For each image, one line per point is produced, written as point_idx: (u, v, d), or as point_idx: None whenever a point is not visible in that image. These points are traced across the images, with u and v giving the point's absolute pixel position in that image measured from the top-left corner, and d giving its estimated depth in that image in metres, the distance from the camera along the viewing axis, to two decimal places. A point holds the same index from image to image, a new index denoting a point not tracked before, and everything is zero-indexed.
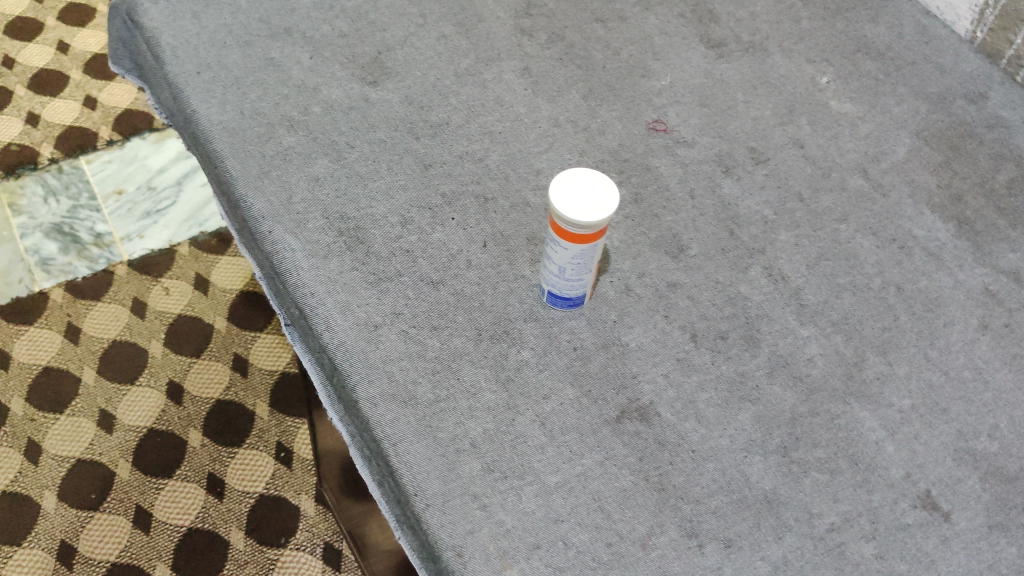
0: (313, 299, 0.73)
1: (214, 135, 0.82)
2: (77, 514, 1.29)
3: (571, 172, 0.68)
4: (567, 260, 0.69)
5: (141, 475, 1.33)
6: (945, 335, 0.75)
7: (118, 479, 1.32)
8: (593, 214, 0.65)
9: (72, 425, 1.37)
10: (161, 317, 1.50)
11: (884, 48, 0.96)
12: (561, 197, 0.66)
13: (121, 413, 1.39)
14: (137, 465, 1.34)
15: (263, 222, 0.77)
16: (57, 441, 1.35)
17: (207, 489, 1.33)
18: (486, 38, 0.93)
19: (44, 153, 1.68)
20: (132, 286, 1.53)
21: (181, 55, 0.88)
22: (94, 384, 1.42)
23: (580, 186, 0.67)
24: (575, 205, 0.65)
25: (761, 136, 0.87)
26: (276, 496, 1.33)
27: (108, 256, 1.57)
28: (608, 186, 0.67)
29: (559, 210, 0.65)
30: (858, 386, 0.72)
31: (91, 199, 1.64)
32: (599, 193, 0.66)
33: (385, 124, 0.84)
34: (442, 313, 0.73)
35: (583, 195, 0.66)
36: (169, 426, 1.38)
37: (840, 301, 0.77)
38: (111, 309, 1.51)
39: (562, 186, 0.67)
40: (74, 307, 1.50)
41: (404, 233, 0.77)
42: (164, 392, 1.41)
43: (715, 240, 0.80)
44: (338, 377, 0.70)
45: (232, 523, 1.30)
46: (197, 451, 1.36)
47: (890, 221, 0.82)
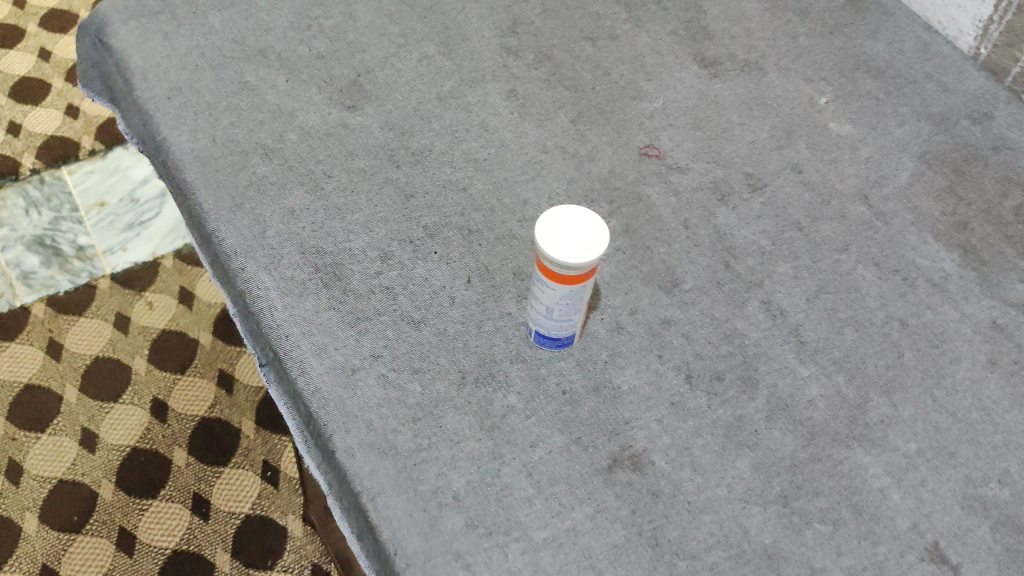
0: (287, 340, 0.69)
1: (185, 165, 0.78)
2: (59, 539, 1.20)
3: (559, 209, 0.64)
4: (553, 301, 0.65)
5: (124, 496, 1.25)
6: (951, 373, 0.72)
7: (101, 501, 1.24)
8: (582, 254, 0.61)
9: (53, 444, 1.29)
10: (145, 333, 1.41)
11: (885, 66, 0.92)
12: (549, 236, 0.62)
13: (104, 432, 1.30)
14: (120, 486, 1.25)
15: (235, 258, 0.73)
16: (37, 461, 1.27)
17: (192, 510, 1.24)
18: (471, 59, 0.89)
19: (25, 163, 1.60)
20: (116, 300, 1.45)
21: (151, 79, 0.83)
22: (76, 400, 1.33)
23: (569, 224, 0.63)
24: (563, 244, 0.62)
25: (757, 161, 0.84)
26: (262, 518, 1.24)
27: (90, 269, 1.49)
28: (597, 223, 0.63)
29: (546, 249, 0.62)
30: (861, 430, 0.68)
31: (73, 211, 1.56)
32: (589, 231, 0.63)
33: (365, 152, 0.81)
34: (424, 355, 0.69)
35: (572, 233, 0.62)
36: (153, 445, 1.30)
37: (841, 337, 0.73)
38: (94, 323, 1.43)
39: (550, 224, 0.63)
40: (56, 322, 1.42)
41: (384, 268, 0.74)
42: (149, 409, 1.33)
43: (710, 273, 0.76)
44: (314, 426, 0.66)
45: (218, 545, 1.21)
46: (181, 471, 1.28)
47: (892, 250, 0.79)
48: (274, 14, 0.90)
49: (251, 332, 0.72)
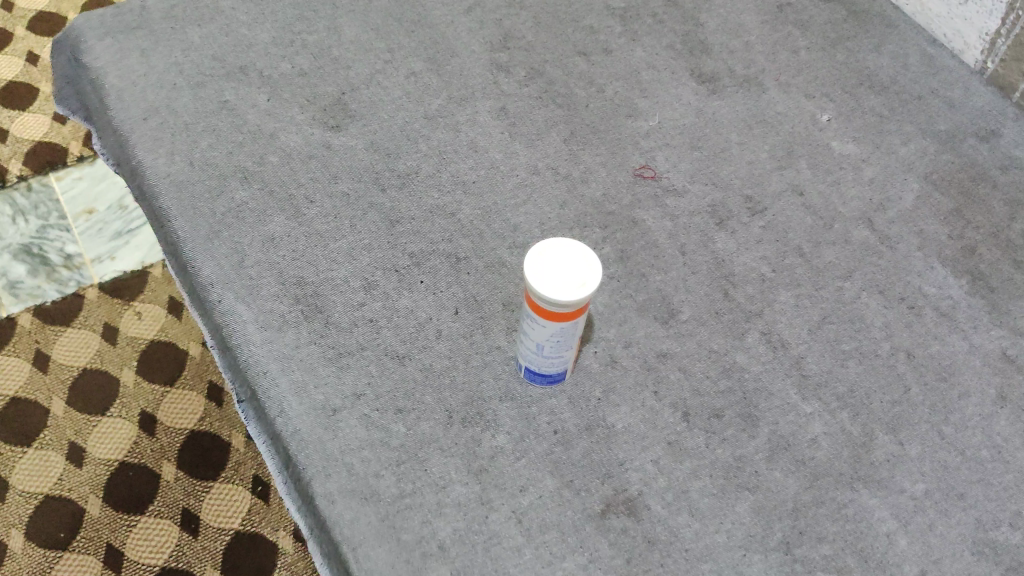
0: (265, 378, 0.66)
1: (161, 191, 0.75)
2: (45, 555, 1.05)
3: (549, 242, 0.61)
4: (543, 339, 0.62)
5: (113, 511, 1.09)
6: (960, 409, 0.69)
7: (87, 516, 1.09)
8: (573, 292, 0.58)
9: (36, 459, 1.13)
10: (132, 343, 1.24)
11: (889, 81, 0.89)
12: (538, 272, 0.59)
13: (91, 445, 1.14)
14: (109, 501, 1.10)
15: (212, 289, 0.70)
16: (23, 476, 1.11)
17: (181, 526, 1.09)
18: (460, 75, 0.86)
19: (12, 170, 1.41)
20: (102, 308, 1.27)
21: (127, 99, 0.80)
22: (63, 413, 1.17)
23: (559, 259, 0.60)
24: (553, 281, 0.58)
25: (757, 183, 0.81)
26: (252, 535, 1.09)
27: (78, 277, 1.31)
28: (591, 258, 0.60)
29: (535, 287, 0.59)
30: (866, 470, 0.65)
31: (59, 216, 1.37)
32: (581, 266, 0.60)
33: (348, 175, 0.77)
34: (408, 393, 0.66)
35: (563, 269, 0.59)
36: (141, 460, 1.13)
37: (845, 370, 0.70)
38: (81, 334, 1.25)
39: (540, 258, 0.60)
40: (43, 332, 1.24)
41: (367, 299, 0.70)
42: (136, 422, 1.16)
43: (708, 302, 0.73)
44: (293, 470, 0.63)
45: (208, 562, 1.07)
46: (169, 486, 1.12)
47: (898, 277, 0.76)
48: (255, 28, 0.87)
49: (229, 368, 0.69)
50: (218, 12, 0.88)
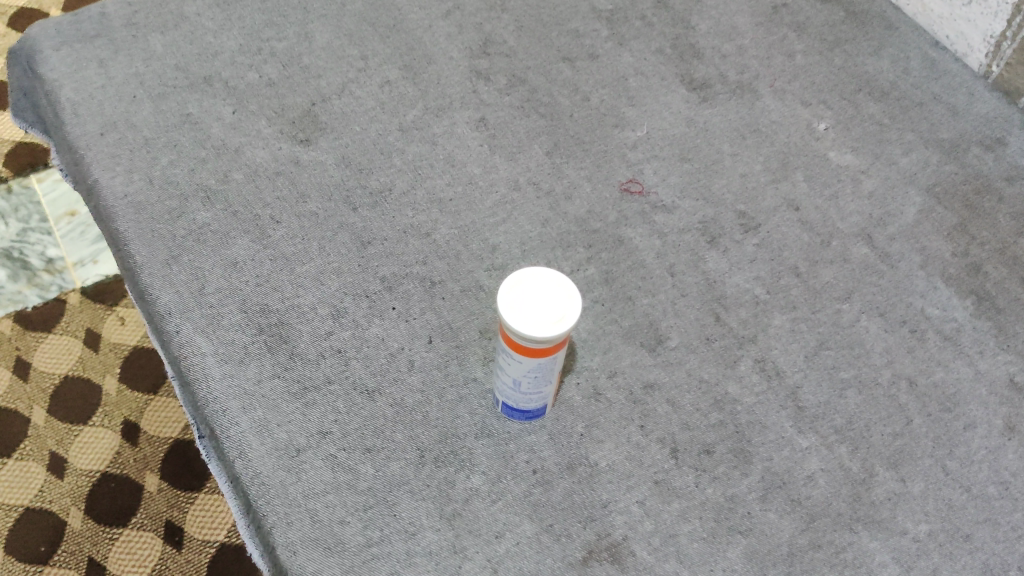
0: (224, 417, 0.62)
1: (117, 212, 0.70)
2: (25, 570, 0.98)
3: (524, 273, 0.57)
4: (520, 374, 0.58)
5: (95, 524, 1.02)
6: (966, 442, 0.65)
7: (69, 529, 1.01)
8: (550, 326, 0.54)
9: (15, 470, 1.05)
10: (117, 350, 1.15)
11: (889, 86, 0.85)
12: (512, 305, 0.55)
13: (72, 455, 1.06)
14: (91, 513, 1.02)
15: (170, 319, 0.66)
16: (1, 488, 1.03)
17: (163, 539, 1.01)
18: (437, 83, 0.81)
19: None
20: (85, 315, 1.18)
21: (83, 112, 0.75)
22: (43, 423, 1.09)
23: (535, 291, 0.56)
24: (528, 315, 0.54)
25: (751, 198, 0.76)
26: (240, 547, 1.02)
27: (60, 283, 1.21)
28: (569, 288, 0.56)
29: (509, 322, 0.54)
30: (866, 510, 0.61)
31: (41, 217, 1.27)
32: (559, 298, 0.55)
33: (317, 193, 0.73)
34: (377, 431, 0.62)
35: (539, 302, 0.55)
36: (124, 470, 1.06)
37: (843, 401, 0.66)
38: (62, 340, 1.16)
39: (514, 291, 0.56)
40: (22, 338, 1.15)
41: (336, 328, 0.66)
42: (119, 431, 1.08)
43: (699, 327, 0.69)
44: (253, 516, 0.59)
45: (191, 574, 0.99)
46: (152, 498, 1.04)
47: (899, 298, 0.71)
48: (221, 35, 0.82)
49: (189, 403, 0.65)
50: (182, 18, 0.83)
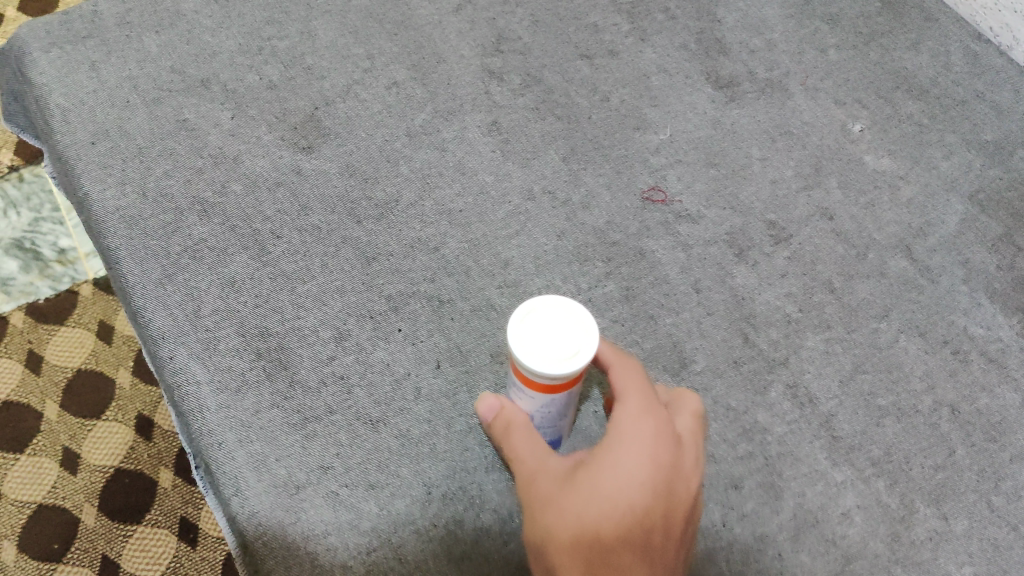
0: (220, 451, 0.58)
1: (109, 228, 0.67)
2: (39, 568, 0.93)
3: (536, 301, 0.52)
4: (533, 408, 0.55)
5: (110, 521, 0.97)
6: (1012, 475, 0.60)
7: (82, 526, 0.97)
8: (563, 363, 0.50)
9: (27, 464, 0.99)
10: (131, 342, 1.11)
11: (929, 84, 0.80)
12: (522, 337, 0.51)
13: (85, 451, 1.02)
14: (106, 509, 0.98)
15: (163, 344, 0.62)
16: (16, 484, 0.98)
17: (178, 536, 0.98)
18: (447, 84, 0.77)
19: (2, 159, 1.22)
20: (98, 306, 1.13)
21: (73, 120, 0.72)
22: (56, 417, 1.03)
23: (547, 322, 0.51)
24: (538, 350, 0.50)
25: (780, 206, 0.72)
26: None
27: (73, 273, 1.15)
28: (585, 319, 0.52)
29: (518, 356, 0.50)
30: (905, 552, 0.57)
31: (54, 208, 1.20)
32: (573, 331, 0.51)
33: (320, 205, 0.69)
34: (382, 465, 0.58)
35: (551, 334, 0.51)
36: (137, 466, 1.02)
37: (881, 430, 0.61)
38: (74, 333, 1.10)
39: (525, 322, 0.52)
40: (35, 331, 1.09)
41: (338, 352, 0.62)
42: (134, 426, 1.04)
43: (726, 349, 0.64)
44: (250, 558, 0.55)
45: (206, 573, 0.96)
46: (167, 494, 1.01)
47: (940, 316, 0.67)
48: (220, 34, 0.78)
49: (184, 432, 0.62)
50: (179, 16, 0.79)
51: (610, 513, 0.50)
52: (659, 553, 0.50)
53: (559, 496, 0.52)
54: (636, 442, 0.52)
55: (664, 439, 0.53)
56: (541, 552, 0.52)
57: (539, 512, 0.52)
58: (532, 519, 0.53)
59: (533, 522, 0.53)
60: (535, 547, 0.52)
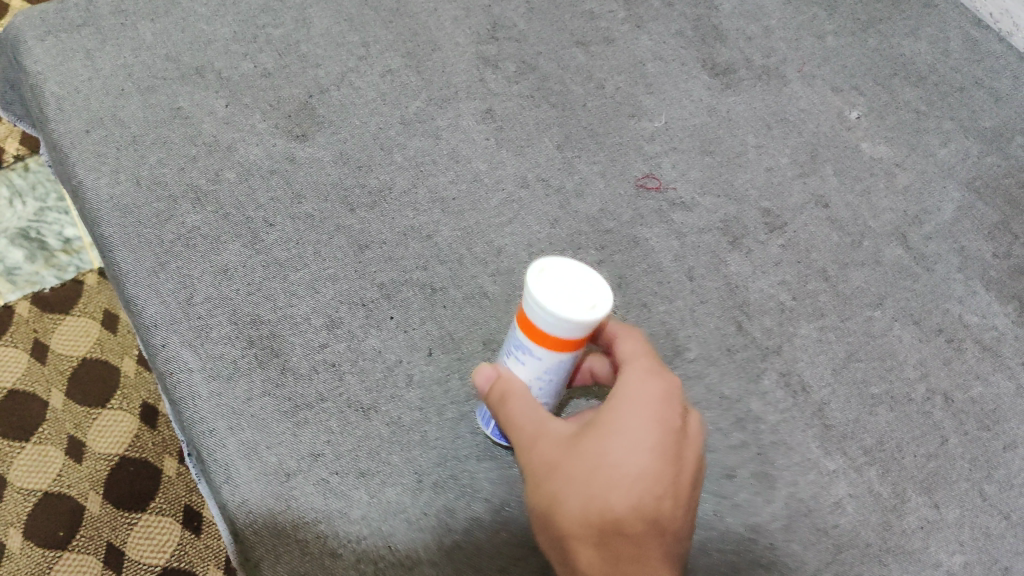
0: (211, 439, 0.58)
1: (103, 216, 0.67)
2: (44, 555, 0.89)
3: (549, 260, 0.49)
4: (535, 373, 0.52)
5: (115, 508, 0.94)
6: (1004, 464, 0.60)
7: (87, 513, 0.92)
8: (584, 313, 0.47)
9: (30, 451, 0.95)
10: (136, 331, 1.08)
11: (927, 71, 0.79)
12: (541, 289, 0.48)
13: (91, 439, 0.98)
14: (111, 497, 0.94)
15: (155, 331, 0.62)
16: (21, 471, 0.93)
17: (183, 524, 0.95)
18: (442, 71, 0.76)
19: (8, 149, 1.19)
20: (104, 296, 1.10)
21: (68, 108, 0.72)
22: (62, 406, 0.99)
23: (564, 276, 0.49)
24: (558, 299, 0.47)
25: (775, 194, 0.71)
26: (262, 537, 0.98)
27: (78, 263, 1.11)
28: (599, 275, 0.49)
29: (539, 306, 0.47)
30: (897, 540, 0.57)
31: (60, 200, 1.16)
32: (591, 284, 0.48)
33: (314, 192, 0.69)
34: (372, 453, 0.58)
35: (570, 286, 0.48)
36: (143, 454, 0.98)
37: (874, 419, 0.61)
38: (79, 322, 1.06)
39: (541, 276, 0.49)
40: (41, 320, 1.05)
41: (330, 340, 0.62)
42: (139, 414, 1.01)
43: (719, 337, 0.64)
44: (240, 546, 0.55)
45: (212, 561, 0.94)
46: (172, 482, 0.98)
47: (935, 304, 0.66)
48: (215, 22, 0.78)
49: (176, 420, 0.61)
50: (174, 5, 0.79)
51: (622, 475, 0.47)
52: (669, 522, 0.48)
53: (564, 461, 0.49)
54: (647, 401, 0.49)
55: (672, 399, 0.50)
56: (547, 521, 0.49)
57: (543, 478, 0.49)
58: (535, 485, 0.50)
59: (536, 490, 0.49)
60: (539, 515, 0.49)
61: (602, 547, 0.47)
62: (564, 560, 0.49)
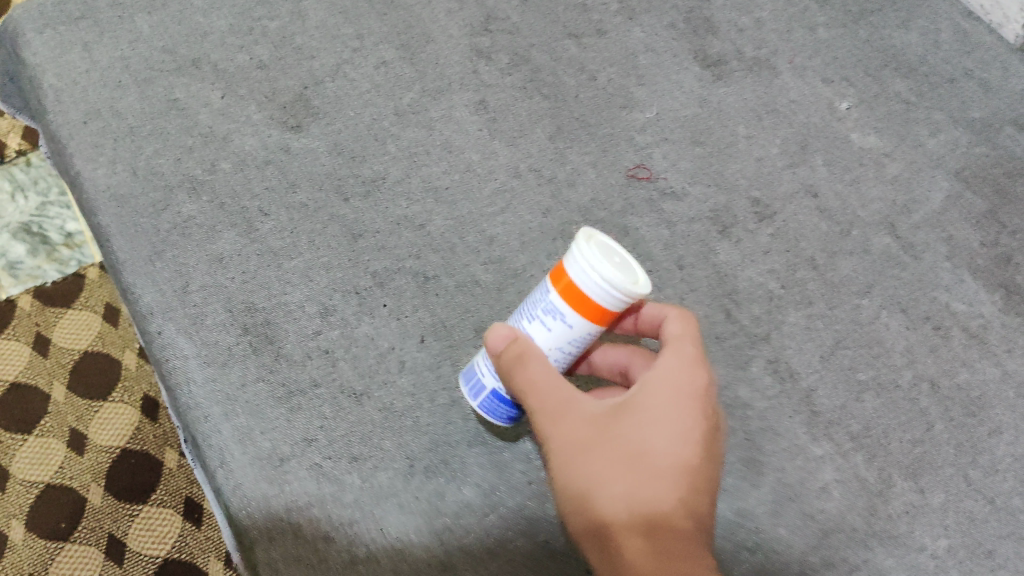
0: (206, 424, 0.59)
1: (100, 205, 0.68)
2: (47, 546, 0.90)
3: (592, 232, 0.51)
4: (558, 340, 0.52)
5: (116, 499, 0.94)
6: (990, 449, 0.61)
7: (88, 505, 0.93)
8: (632, 284, 0.48)
9: (31, 444, 0.95)
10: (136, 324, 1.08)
11: (917, 62, 0.80)
12: (595, 254, 0.49)
13: (92, 431, 0.98)
14: (112, 489, 0.95)
15: (151, 319, 0.63)
16: (23, 463, 0.94)
17: (183, 516, 0.96)
18: (436, 63, 0.77)
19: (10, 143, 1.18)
20: (105, 289, 1.09)
21: (66, 100, 0.72)
22: (65, 399, 0.99)
23: (609, 250, 0.50)
24: (610, 265, 0.48)
25: (765, 183, 0.72)
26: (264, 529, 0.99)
27: (80, 257, 1.11)
28: (631, 258, 0.51)
29: (592, 269, 0.48)
30: (882, 525, 0.57)
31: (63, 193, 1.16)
32: (629, 263, 0.50)
33: (308, 182, 0.70)
34: (364, 438, 0.59)
35: (616, 259, 0.50)
36: (144, 446, 0.99)
37: (861, 405, 0.62)
38: (81, 316, 1.06)
39: (592, 243, 0.50)
40: (42, 314, 1.05)
41: (324, 327, 0.63)
42: (141, 406, 1.01)
43: (708, 324, 0.64)
44: (234, 529, 0.56)
45: (212, 554, 0.94)
46: (173, 474, 0.98)
47: (922, 292, 0.67)
48: (211, 14, 0.78)
49: (172, 406, 0.62)
50: None
51: (666, 467, 0.48)
52: (706, 515, 0.49)
53: (604, 448, 0.49)
54: (690, 395, 0.50)
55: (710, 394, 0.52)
56: (583, 505, 0.49)
57: (581, 461, 0.49)
58: (568, 467, 0.50)
59: (571, 472, 0.49)
60: (572, 498, 0.49)
61: (649, 535, 0.47)
62: (597, 545, 0.48)
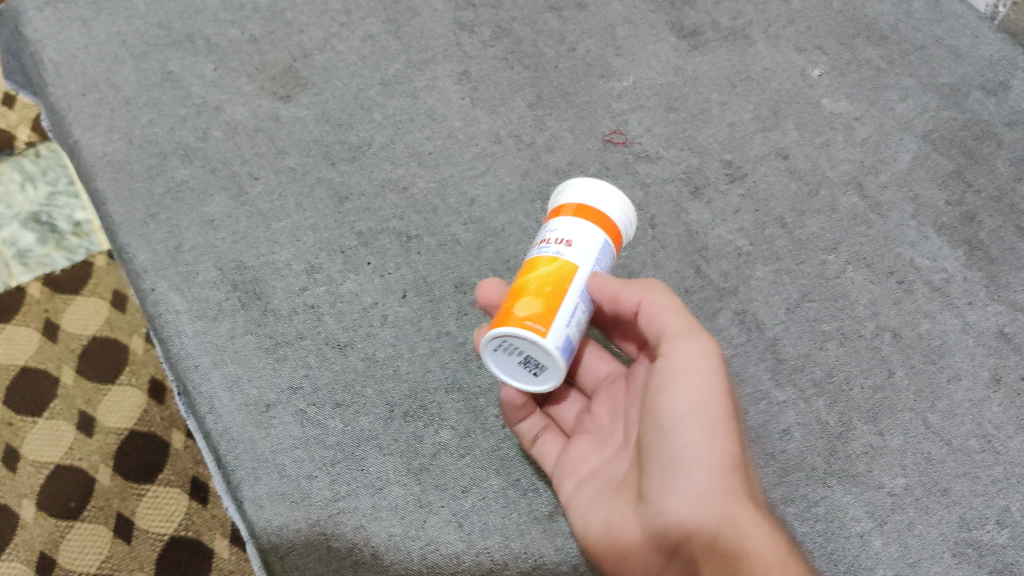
0: (196, 372, 0.62)
1: (97, 172, 0.71)
2: (58, 524, 0.86)
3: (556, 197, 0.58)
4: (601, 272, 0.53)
5: (124, 480, 0.89)
6: (948, 394, 0.63)
7: (98, 486, 0.89)
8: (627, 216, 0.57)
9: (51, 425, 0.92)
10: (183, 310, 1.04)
11: (889, 30, 0.82)
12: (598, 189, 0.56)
13: (100, 414, 0.93)
14: (123, 470, 0.90)
15: (145, 277, 0.66)
16: (35, 446, 0.90)
17: (190, 495, 0.90)
18: (420, 36, 0.80)
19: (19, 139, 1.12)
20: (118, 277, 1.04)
21: (65, 72, 0.75)
22: None
23: None
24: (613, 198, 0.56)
25: (737, 147, 0.75)
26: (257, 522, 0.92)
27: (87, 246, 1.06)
28: None
29: (613, 190, 0.55)
30: (841, 464, 0.60)
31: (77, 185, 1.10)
32: None
33: (297, 148, 0.73)
34: (348, 386, 0.62)
35: None
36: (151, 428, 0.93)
37: (824, 353, 0.64)
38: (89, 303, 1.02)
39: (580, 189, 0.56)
40: (52, 301, 1.01)
41: (309, 284, 0.66)
42: None
43: (678, 279, 0.68)
44: (223, 470, 0.60)
45: (218, 531, 0.89)
46: (179, 455, 0.92)
47: (887, 249, 0.69)
48: None
49: (166, 359, 0.65)
50: None
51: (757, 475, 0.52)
52: None
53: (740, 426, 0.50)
54: None
55: None
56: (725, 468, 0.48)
57: (732, 427, 0.49)
58: (711, 419, 0.49)
59: (716, 421, 0.49)
60: (706, 450, 0.48)
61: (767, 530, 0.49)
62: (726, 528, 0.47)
